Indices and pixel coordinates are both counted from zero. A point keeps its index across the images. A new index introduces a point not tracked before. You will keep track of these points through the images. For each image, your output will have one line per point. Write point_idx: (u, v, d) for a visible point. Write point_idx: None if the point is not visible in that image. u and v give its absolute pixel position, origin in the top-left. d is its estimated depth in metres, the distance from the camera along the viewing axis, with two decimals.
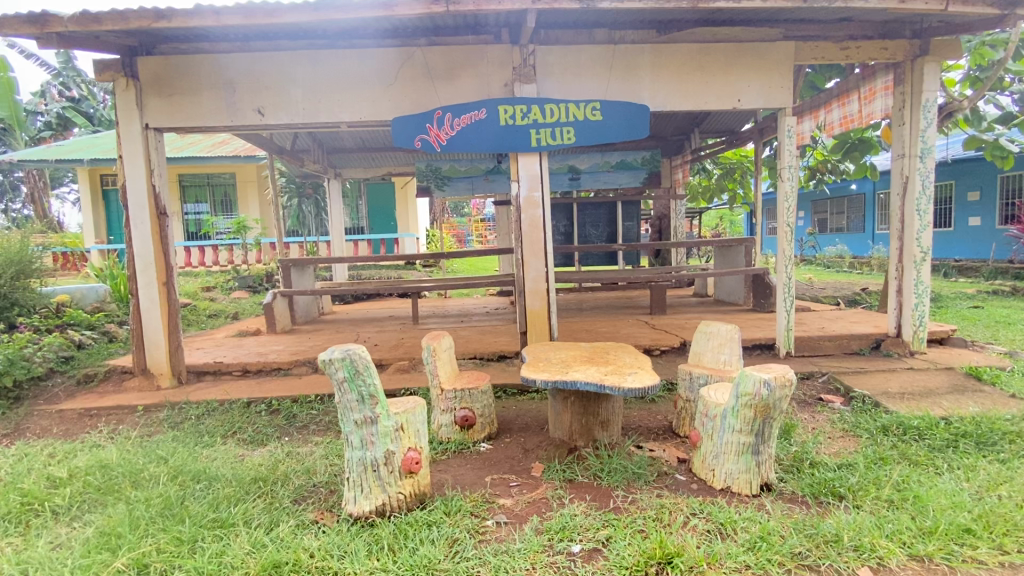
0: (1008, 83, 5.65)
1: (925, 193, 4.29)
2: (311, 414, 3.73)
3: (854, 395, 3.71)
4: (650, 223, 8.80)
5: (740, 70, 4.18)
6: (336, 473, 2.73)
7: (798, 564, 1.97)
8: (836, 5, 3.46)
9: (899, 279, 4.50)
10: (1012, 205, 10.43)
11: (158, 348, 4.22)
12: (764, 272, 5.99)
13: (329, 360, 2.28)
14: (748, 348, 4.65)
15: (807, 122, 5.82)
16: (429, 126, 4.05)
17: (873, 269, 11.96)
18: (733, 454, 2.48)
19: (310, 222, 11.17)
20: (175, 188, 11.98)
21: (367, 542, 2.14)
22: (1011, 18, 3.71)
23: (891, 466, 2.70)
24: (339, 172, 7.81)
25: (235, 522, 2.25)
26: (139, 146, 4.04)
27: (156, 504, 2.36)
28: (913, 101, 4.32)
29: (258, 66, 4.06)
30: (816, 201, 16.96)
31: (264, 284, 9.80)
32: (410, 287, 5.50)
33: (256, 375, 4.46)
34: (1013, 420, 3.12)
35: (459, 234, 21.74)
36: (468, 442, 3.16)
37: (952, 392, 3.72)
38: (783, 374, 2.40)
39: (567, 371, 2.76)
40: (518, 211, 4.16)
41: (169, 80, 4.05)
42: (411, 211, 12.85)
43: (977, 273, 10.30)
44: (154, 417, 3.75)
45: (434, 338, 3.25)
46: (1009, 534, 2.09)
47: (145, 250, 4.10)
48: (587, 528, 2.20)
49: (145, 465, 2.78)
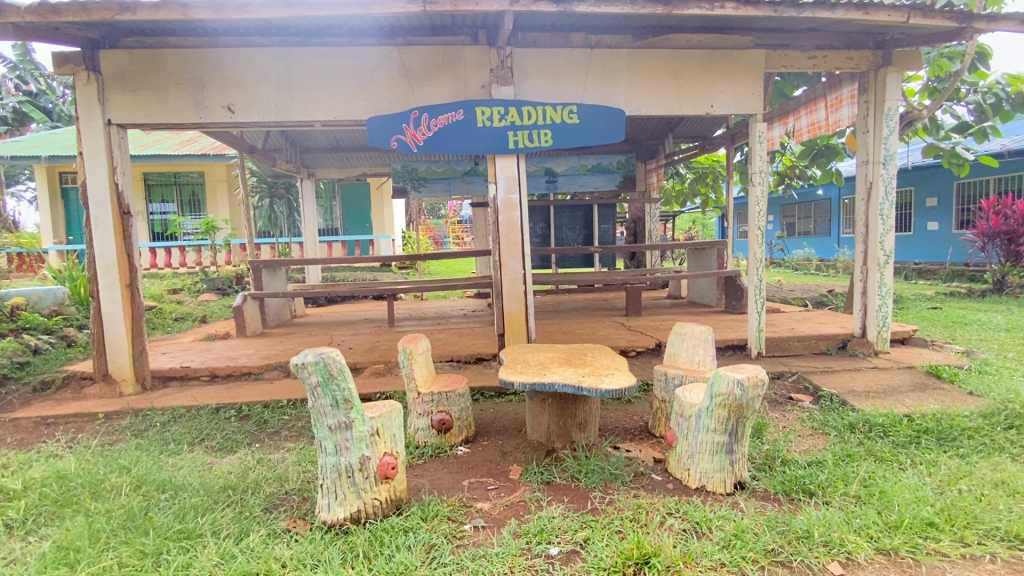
0: (964, 93, 5.83)
1: (888, 198, 4.44)
2: (283, 420, 3.64)
3: (822, 394, 3.82)
4: (624, 226, 8.94)
5: (713, 77, 4.26)
6: (308, 481, 2.67)
7: (772, 561, 2.01)
8: (804, 14, 3.56)
9: (864, 280, 4.65)
10: (967, 211, 10.92)
11: (120, 353, 4.05)
12: (735, 274, 6.15)
13: (302, 364, 2.23)
14: (721, 348, 4.75)
15: (777, 129, 5.89)
16: (406, 126, 4.01)
17: (838, 271, 12.38)
18: (708, 453, 2.52)
19: (282, 223, 10.97)
20: (140, 187, 11.62)
21: (341, 550, 2.10)
22: (968, 32, 3.86)
23: (858, 462, 2.79)
24: (312, 172, 7.68)
25: (202, 533, 2.17)
26: (101, 144, 3.88)
27: (118, 516, 2.26)
28: (876, 109, 4.49)
29: (228, 63, 3.96)
30: (783, 205, 17.46)
31: (234, 286, 9.58)
32: (386, 289, 5.42)
33: (225, 380, 4.32)
34: (972, 417, 3.25)
35: (435, 236, 21.59)
36: (445, 446, 3.12)
37: (914, 390, 3.85)
38: (756, 374, 2.44)
39: (545, 373, 2.75)
40: (495, 212, 4.15)
41: (133, 75, 3.91)
42: (387, 213, 12.70)
43: (936, 275, 10.73)
44: (117, 425, 3.60)
45: (410, 341, 3.21)
46: (968, 527, 2.17)
47: (106, 251, 3.94)
48: (565, 530, 2.20)
49: (107, 475, 2.67)
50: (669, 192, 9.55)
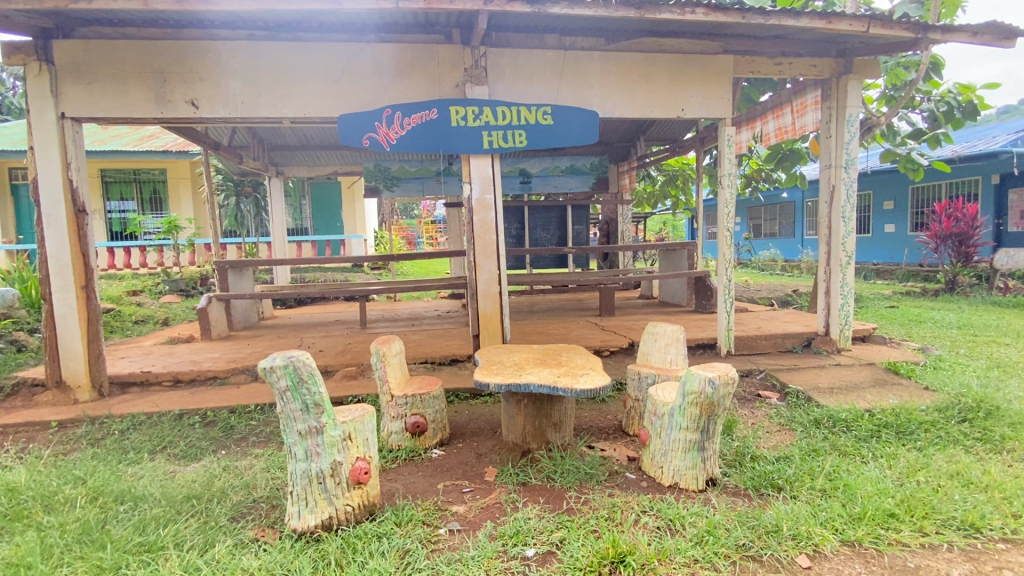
0: (919, 101, 6.08)
1: (849, 201, 4.61)
2: (250, 425, 3.53)
3: (789, 391, 3.93)
4: (597, 227, 9.03)
5: (684, 80, 4.34)
6: (277, 488, 2.59)
7: (743, 556, 2.04)
8: (771, 21, 3.66)
9: (827, 281, 4.81)
10: (921, 214, 11.45)
11: (75, 358, 3.85)
12: (705, 275, 6.28)
13: (270, 368, 2.16)
14: (691, 348, 4.83)
15: (745, 132, 6.11)
16: (378, 125, 3.95)
17: (802, 272, 12.81)
18: (681, 451, 2.56)
19: (249, 223, 10.66)
20: (97, 184, 11.12)
21: (312, 559, 2.04)
22: (923, 42, 4.03)
23: (823, 457, 2.87)
24: (281, 170, 7.48)
25: (164, 545, 2.08)
26: (54, 137, 3.69)
27: (72, 530, 2.15)
28: (838, 115, 4.63)
29: (192, 56, 3.82)
30: (750, 207, 17.94)
31: (198, 288, 9.26)
32: (357, 289, 5.31)
33: (188, 386, 4.17)
34: (928, 411, 3.39)
35: (408, 236, 21.39)
36: (419, 449, 3.08)
37: (874, 385, 4.01)
38: (726, 373, 2.48)
39: (520, 374, 2.73)
40: (470, 211, 4.13)
41: (89, 67, 3.73)
42: (358, 212, 12.54)
43: (893, 275, 11.23)
44: (72, 434, 3.43)
45: (383, 342, 3.16)
46: (927, 517, 2.25)
47: (60, 251, 3.75)
48: (541, 531, 2.20)
49: (60, 487, 2.53)
50: (641, 194, 9.70)
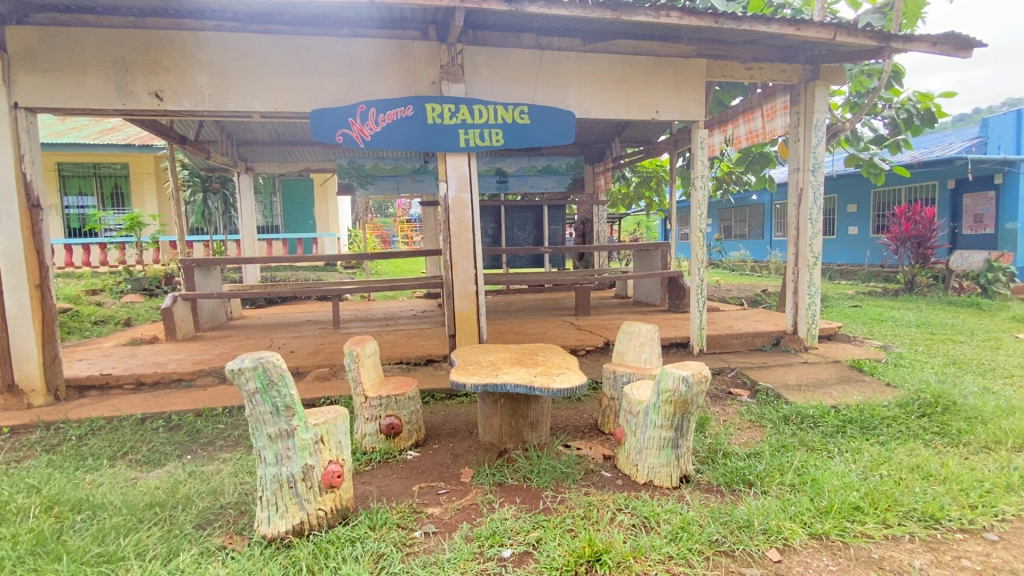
0: (881, 108, 6.30)
1: (816, 204, 4.74)
2: (217, 428, 3.43)
3: (759, 388, 4.02)
4: (573, 227, 9.08)
5: (659, 82, 4.40)
6: (245, 494, 2.51)
7: (715, 551, 2.08)
8: (743, 27, 3.74)
9: (795, 281, 4.94)
10: (881, 216, 11.87)
11: (28, 360, 3.66)
12: (678, 275, 6.39)
13: (239, 369, 2.09)
14: (665, 347, 4.90)
15: (717, 136, 6.22)
16: (352, 121, 3.87)
17: (771, 272, 13.16)
18: (655, 449, 2.58)
19: (217, 220, 10.35)
20: (53, 178, 10.65)
21: (282, 566, 1.98)
22: (886, 51, 4.17)
23: (792, 452, 2.95)
24: (250, 166, 7.28)
25: (125, 555, 1.99)
26: (6, 128, 3.50)
27: (24, 541, 2.04)
28: (806, 119, 4.77)
29: (157, 46, 3.67)
30: (722, 209, 18.36)
31: (162, 287, 8.93)
32: (330, 288, 5.21)
33: (152, 388, 4.01)
34: (889, 405, 3.52)
35: (383, 235, 21.16)
36: (394, 450, 3.03)
37: (839, 382, 4.13)
38: (699, 370, 2.52)
39: (497, 373, 2.72)
40: (446, 211, 4.10)
41: (45, 55, 3.55)
42: (331, 210, 12.35)
43: (856, 276, 11.66)
44: (24, 440, 3.27)
45: (357, 343, 3.10)
46: (890, 509, 2.33)
47: (11, 248, 3.56)
48: (517, 531, 2.19)
49: (12, 496, 2.40)
50: (616, 195, 9.82)
